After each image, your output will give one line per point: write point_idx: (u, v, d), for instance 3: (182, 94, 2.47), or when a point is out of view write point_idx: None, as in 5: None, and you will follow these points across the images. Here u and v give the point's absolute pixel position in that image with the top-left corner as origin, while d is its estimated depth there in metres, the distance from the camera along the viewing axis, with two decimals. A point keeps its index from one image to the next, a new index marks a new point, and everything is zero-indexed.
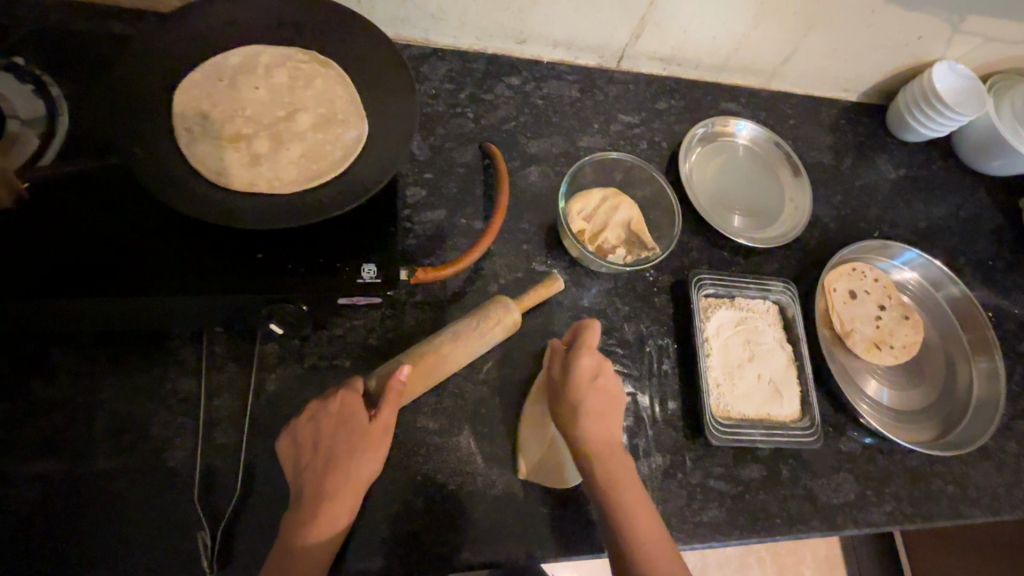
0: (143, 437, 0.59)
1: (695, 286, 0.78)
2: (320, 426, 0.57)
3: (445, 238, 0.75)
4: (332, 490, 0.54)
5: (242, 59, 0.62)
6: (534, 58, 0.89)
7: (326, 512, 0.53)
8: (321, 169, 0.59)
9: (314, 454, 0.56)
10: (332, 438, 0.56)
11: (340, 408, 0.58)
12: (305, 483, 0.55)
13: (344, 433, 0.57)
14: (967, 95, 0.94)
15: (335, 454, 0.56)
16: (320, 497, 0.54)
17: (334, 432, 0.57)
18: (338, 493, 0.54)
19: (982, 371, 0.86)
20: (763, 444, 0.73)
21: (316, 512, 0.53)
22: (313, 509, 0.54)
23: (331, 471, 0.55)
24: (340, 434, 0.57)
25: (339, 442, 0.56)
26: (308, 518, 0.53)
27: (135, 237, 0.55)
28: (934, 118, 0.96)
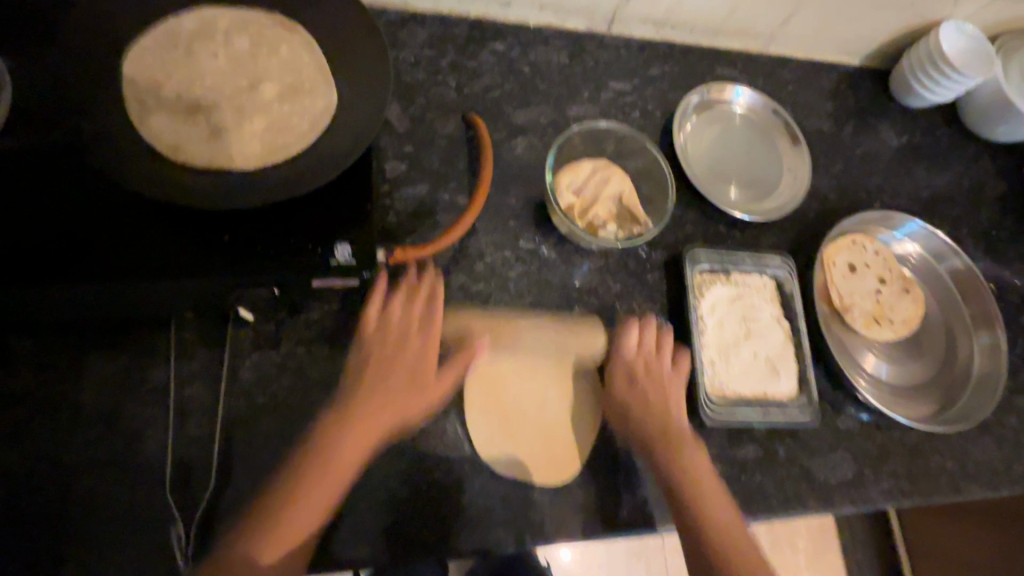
0: (114, 429, 0.56)
1: (689, 262, 0.75)
2: (376, 363, 0.61)
3: (427, 215, 0.71)
4: (363, 429, 0.56)
5: (199, 24, 0.57)
6: (519, 22, 0.84)
7: (338, 467, 0.54)
8: (287, 144, 0.55)
9: (358, 385, 0.59)
10: (384, 378, 0.60)
11: (401, 321, 0.63)
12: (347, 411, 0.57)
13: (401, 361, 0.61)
14: (963, 57, 0.90)
15: (384, 399, 0.59)
16: (351, 425, 0.56)
17: (385, 363, 0.61)
18: (362, 426, 0.57)
19: (983, 346, 0.84)
20: (759, 424, 0.71)
21: (339, 472, 0.54)
22: (331, 469, 0.54)
23: (372, 408, 0.58)
24: (393, 371, 0.61)
25: (395, 382, 0.60)
26: (325, 458, 0.54)
27: (88, 219, 0.51)
28: (941, 86, 0.93)
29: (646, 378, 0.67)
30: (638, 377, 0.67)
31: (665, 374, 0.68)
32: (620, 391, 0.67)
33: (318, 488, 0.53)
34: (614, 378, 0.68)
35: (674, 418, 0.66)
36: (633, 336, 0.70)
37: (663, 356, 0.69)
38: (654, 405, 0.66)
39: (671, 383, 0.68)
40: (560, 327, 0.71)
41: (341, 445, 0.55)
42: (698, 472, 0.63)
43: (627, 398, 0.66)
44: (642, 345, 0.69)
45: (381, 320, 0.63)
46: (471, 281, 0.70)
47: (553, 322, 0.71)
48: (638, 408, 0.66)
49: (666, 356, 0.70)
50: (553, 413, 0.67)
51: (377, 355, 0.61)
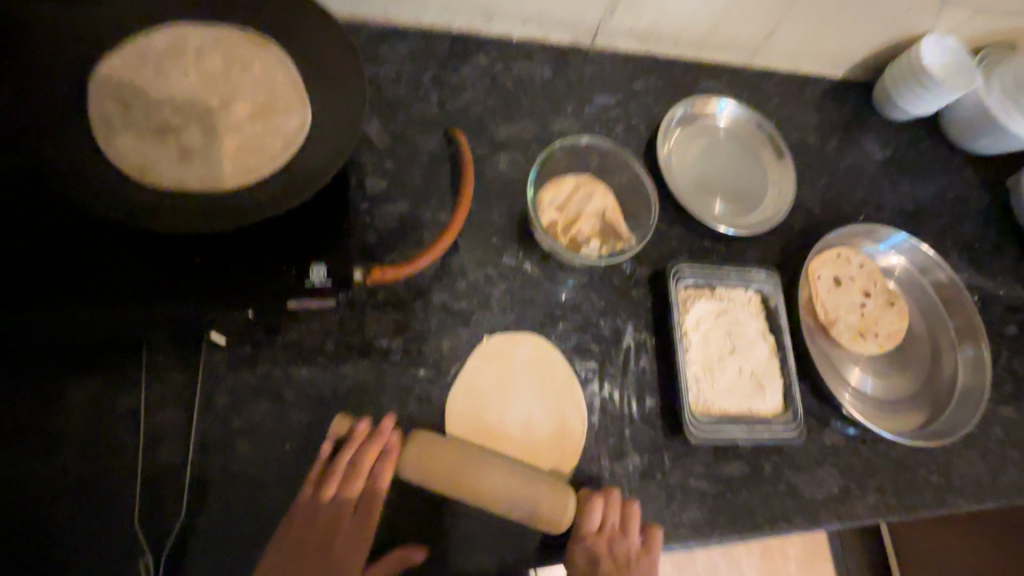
0: (81, 457, 0.54)
1: (673, 278, 0.75)
2: (303, 543, 0.55)
3: (408, 232, 0.70)
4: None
5: (169, 39, 0.55)
6: (502, 36, 0.83)
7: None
8: (259, 165, 0.54)
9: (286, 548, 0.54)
10: (313, 552, 0.54)
11: (335, 494, 0.57)
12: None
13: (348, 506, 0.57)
14: (945, 72, 0.90)
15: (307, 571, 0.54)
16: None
17: (321, 533, 0.55)
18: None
19: (967, 359, 0.84)
20: (745, 441, 0.70)
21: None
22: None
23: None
24: (327, 539, 0.55)
25: (324, 544, 0.55)
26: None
27: (53, 243, 0.49)
28: (926, 100, 0.93)
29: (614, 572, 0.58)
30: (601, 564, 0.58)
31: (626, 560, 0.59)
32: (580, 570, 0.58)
33: None
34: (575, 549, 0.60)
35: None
36: (600, 510, 0.60)
37: (631, 535, 0.60)
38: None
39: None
40: (545, 342, 0.70)
41: None
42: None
43: (581, 560, 0.59)
44: (607, 520, 0.61)
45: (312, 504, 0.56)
46: (453, 299, 0.69)
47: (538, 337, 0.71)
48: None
49: (631, 535, 0.60)
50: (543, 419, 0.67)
51: (311, 526, 0.56)
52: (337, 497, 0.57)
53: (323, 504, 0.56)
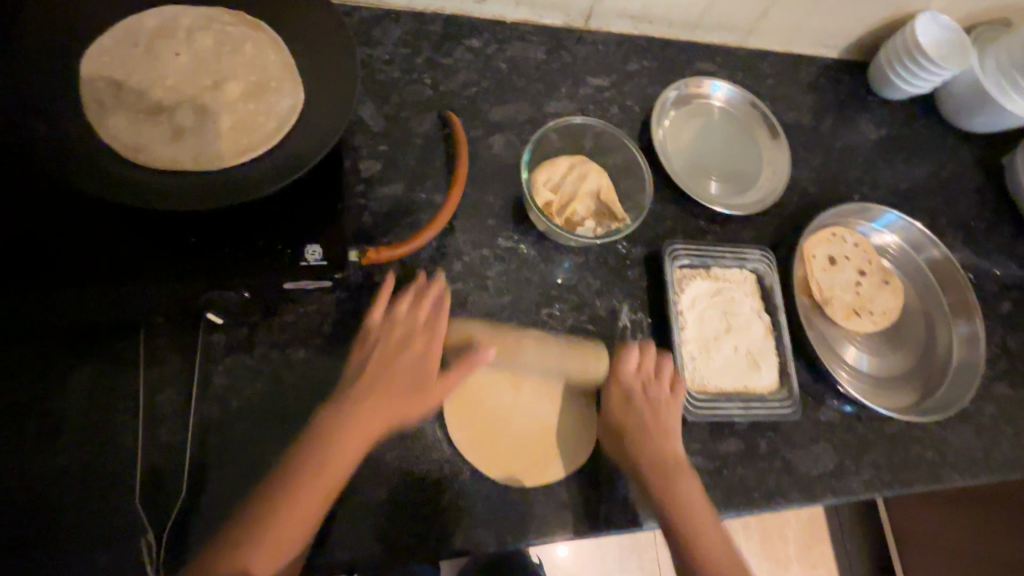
0: (81, 438, 0.55)
1: (669, 258, 0.75)
2: (384, 374, 0.59)
3: (405, 214, 0.70)
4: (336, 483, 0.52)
5: (160, 23, 0.56)
6: (496, 18, 0.83)
7: (300, 511, 0.50)
8: (252, 143, 0.54)
9: (374, 360, 0.60)
10: (390, 384, 0.59)
11: (403, 333, 0.62)
12: (334, 428, 0.55)
13: (389, 384, 0.59)
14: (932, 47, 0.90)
15: (394, 397, 0.58)
16: (366, 411, 0.56)
17: (401, 375, 0.59)
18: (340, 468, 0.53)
19: (962, 336, 0.84)
20: (741, 417, 0.71)
21: (355, 437, 0.54)
22: (338, 445, 0.53)
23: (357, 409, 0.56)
24: (407, 345, 0.61)
25: (389, 385, 0.59)
26: (291, 489, 0.51)
27: (48, 226, 0.50)
28: (916, 75, 0.93)
29: (644, 402, 0.66)
30: (638, 401, 0.66)
31: (663, 400, 0.67)
32: (611, 406, 0.66)
33: (297, 492, 0.51)
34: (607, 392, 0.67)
35: (666, 409, 0.66)
36: (632, 358, 0.69)
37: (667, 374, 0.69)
38: (654, 426, 0.65)
39: (663, 407, 0.66)
40: (546, 336, 0.70)
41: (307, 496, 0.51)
42: (668, 475, 0.63)
43: (655, 399, 0.67)
44: (643, 366, 0.69)
45: (384, 326, 0.62)
46: (449, 280, 0.70)
47: (535, 333, 0.70)
48: (626, 412, 0.65)
49: (663, 378, 0.68)
50: (545, 422, 0.66)
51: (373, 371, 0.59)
52: (415, 341, 0.62)
53: (385, 347, 0.61)
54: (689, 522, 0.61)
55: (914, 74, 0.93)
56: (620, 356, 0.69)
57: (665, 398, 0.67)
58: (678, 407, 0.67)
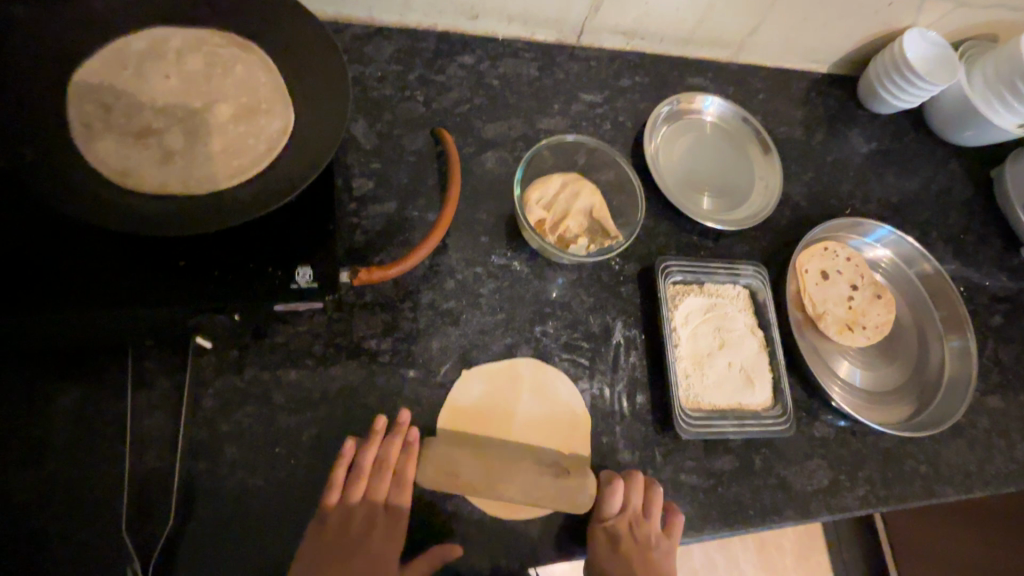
0: (66, 464, 0.54)
1: (661, 274, 0.75)
2: (353, 533, 0.56)
3: (397, 232, 0.70)
4: None
5: (148, 43, 0.56)
6: (488, 34, 0.83)
7: None
8: (242, 166, 0.54)
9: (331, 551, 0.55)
10: (364, 544, 0.56)
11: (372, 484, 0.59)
12: None
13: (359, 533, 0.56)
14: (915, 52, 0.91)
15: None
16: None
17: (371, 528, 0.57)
18: None
19: (954, 349, 0.85)
20: (735, 434, 0.71)
21: None
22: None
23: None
24: (360, 525, 0.57)
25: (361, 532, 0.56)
26: None
27: (33, 249, 0.49)
28: (899, 84, 0.93)
29: (638, 551, 0.61)
30: (627, 547, 0.61)
31: (655, 545, 0.63)
32: (601, 557, 0.60)
33: None
34: (593, 532, 0.62)
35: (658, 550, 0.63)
36: (618, 496, 0.63)
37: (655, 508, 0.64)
38: (648, 570, 0.61)
39: (661, 555, 0.63)
40: (540, 355, 0.70)
41: None
42: None
43: (649, 539, 0.62)
44: (629, 502, 0.63)
45: (337, 517, 0.57)
46: (442, 298, 0.69)
47: (528, 351, 0.70)
48: (616, 557, 0.61)
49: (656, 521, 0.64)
50: (540, 442, 0.66)
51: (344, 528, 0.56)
52: (380, 490, 0.59)
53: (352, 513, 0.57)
54: None
55: (897, 83, 0.94)
56: (607, 488, 0.63)
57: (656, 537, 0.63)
58: (671, 548, 0.63)
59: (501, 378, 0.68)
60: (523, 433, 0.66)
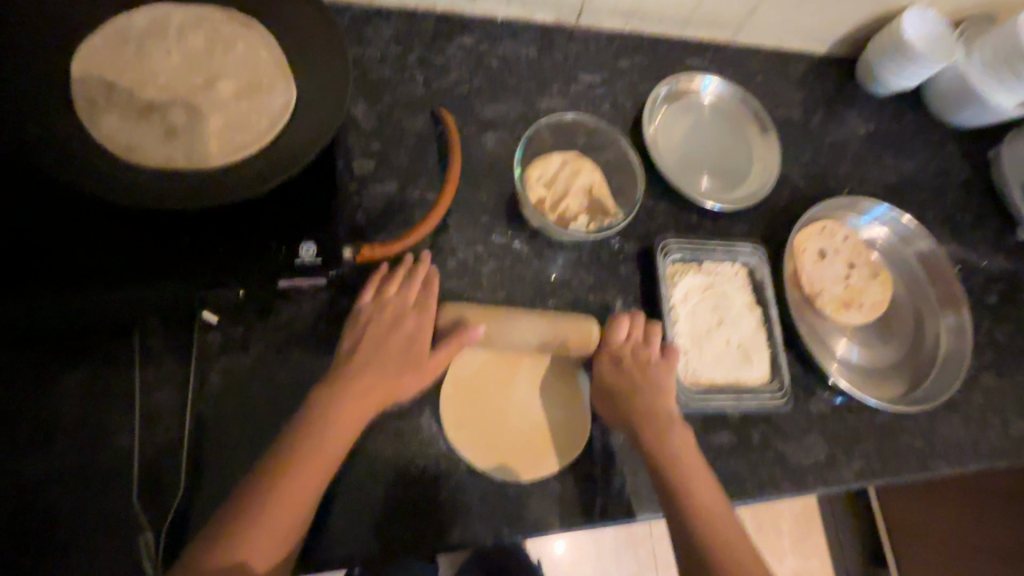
0: (76, 439, 0.55)
1: (660, 253, 0.76)
2: (369, 345, 0.60)
3: (398, 212, 0.71)
4: (324, 456, 0.53)
5: (151, 23, 0.56)
6: (487, 16, 0.83)
7: (292, 497, 0.50)
8: (245, 141, 0.54)
9: (361, 348, 0.60)
10: (376, 359, 0.59)
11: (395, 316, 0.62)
12: (324, 398, 0.56)
13: (378, 346, 0.60)
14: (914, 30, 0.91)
15: (383, 386, 0.58)
16: (352, 403, 0.56)
17: (387, 344, 0.61)
18: (325, 441, 0.53)
19: (949, 327, 0.86)
20: (733, 410, 0.72)
21: (337, 436, 0.54)
22: (335, 429, 0.54)
23: (341, 387, 0.57)
24: (399, 326, 0.62)
25: (383, 349, 0.60)
26: (270, 481, 0.50)
27: (41, 227, 0.50)
28: (895, 63, 0.94)
29: (635, 367, 0.66)
30: (627, 364, 0.67)
31: (654, 363, 0.67)
32: (606, 376, 0.66)
33: (288, 482, 0.51)
34: (599, 360, 0.68)
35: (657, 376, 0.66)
36: (624, 328, 0.69)
37: (658, 343, 0.69)
38: (640, 373, 0.66)
39: (662, 376, 0.66)
40: None
41: (299, 479, 0.51)
42: (675, 443, 0.62)
43: (648, 364, 0.67)
44: (632, 335, 0.69)
45: (368, 323, 0.62)
46: (443, 278, 0.70)
47: None
48: (615, 373, 0.66)
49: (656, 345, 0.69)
50: (545, 414, 0.66)
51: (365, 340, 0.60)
52: (397, 311, 0.63)
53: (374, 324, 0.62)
54: (700, 498, 0.59)
55: (893, 62, 0.94)
56: (609, 323, 0.70)
57: (651, 360, 0.67)
58: (671, 368, 0.67)
59: (503, 350, 0.68)
60: (522, 411, 0.66)
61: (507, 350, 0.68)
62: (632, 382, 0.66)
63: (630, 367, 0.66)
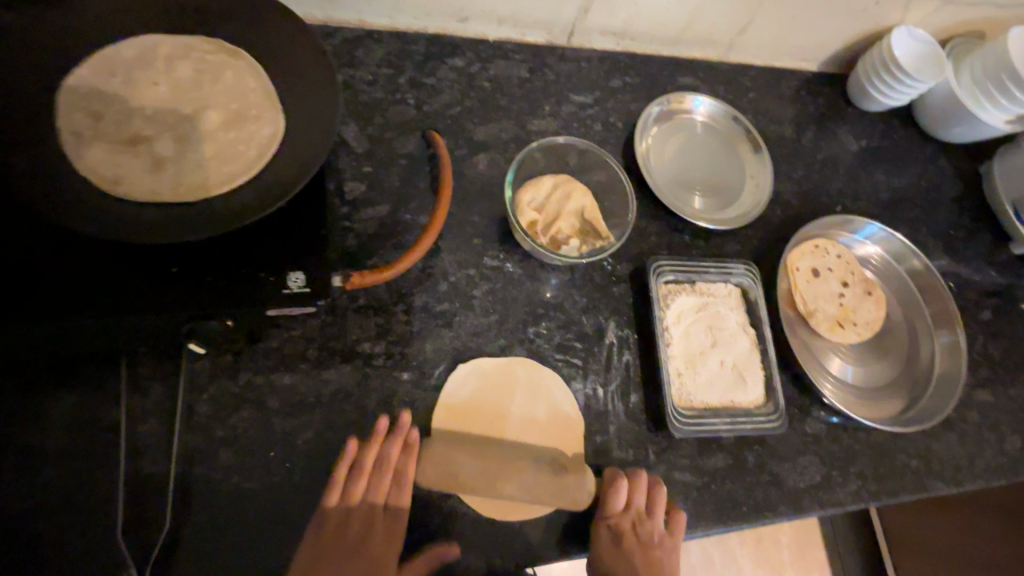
0: (60, 473, 0.54)
1: (654, 273, 0.76)
2: (347, 525, 0.57)
3: (389, 236, 0.70)
4: None
5: (137, 51, 0.56)
6: (478, 36, 0.83)
7: None
8: (233, 171, 0.54)
9: (338, 528, 0.57)
10: (358, 546, 0.57)
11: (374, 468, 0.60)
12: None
13: (356, 529, 0.57)
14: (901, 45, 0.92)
15: (361, 566, 0.55)
16: None
17: (366, 521, 0.58)
18: None
19: (944, 345, 0.86)
20: (729, 433, 0.71)
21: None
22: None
23: (319, 570, 0.54)
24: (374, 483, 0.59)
25: (362, 526, 0.57)
26: None
27: (24, 258, 0.49)
28: (883, 78, 0.94)
29: (637, 547, 0.62)
30: (628, 540, 0.62)
31: (658, 543, 0.64)
32: (604, 554, 0.61)
33: None
34: (596, 528, 0.63)
35: (656, 546, 0.64)
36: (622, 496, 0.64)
37: (659, 508, 0.65)
38: (647, 570, 0.62)
39: (662, 552, 0.64)
40: (535, 356, 0.71)
41: None
42: None
43: (649, 535, 0.63)
44: (632, 502, 0.64)
45: (344, 495, 0.58)
46: (435, 301, 0.70)
47: (522, 353, 0.70)
48: (617, 553, 0.62)
49: (659, 518, 0.65)
50: (535, 441, 0.66)
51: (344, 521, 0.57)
52: (382, 488, 0.60)
53: (352, 493, 0.58)
54: None
55: (881, 76, 0.94)
56: (609, 476, 0.65)
57: (651, 524, 0.64)
58: (674, 550, 0.65)
59: (493, 376, 0.68)
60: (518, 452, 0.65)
61: (494, 382, 0.68)
62: (632, 549, 0.62)
63: (634, 542, 0.63)
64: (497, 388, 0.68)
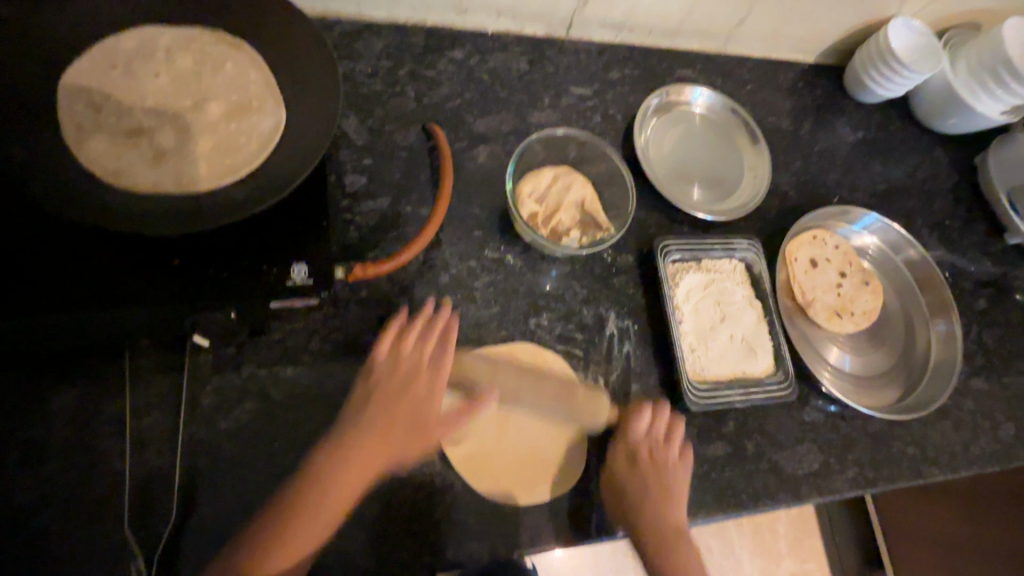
0: (66, 465, 0.54)
1: (661, 254, 0.76)
2: (382, 409, 0.61)
3: (391, 228, 0.70)
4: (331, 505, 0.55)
5: (137, 43, 0.56)
6: (477, 29, 0.83)
7: (304, 540, 0.53)
8: (235, 163, 0.54)
9: (374, 413, 0.60)
10: (393, 428, 0.60)
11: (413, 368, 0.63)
12: (334, 455, 0.57)
13: (391, 406, 0.61)
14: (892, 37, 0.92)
15: (399, 439, 0.60)
16: (358, 461, 0.57)
17: (404, 408, 0.61)
18: (335, 503, 0.55)
19: (940, 335, 0.87)
20: (743, 403, 0.73)
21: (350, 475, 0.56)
22: (335, 491, 0.55)
23: (355, 442, 0.58)
24: (411, 389, 0.62)
25: (398, 406, 0.61)
26: (279, 528, 0.53)
27: (26, 251, 0.49)
28: (879, 69, 0.95)
29: (649, 462, 0.66)
30: (642, 459, 0.66)
31: (670, 463, 0.68)
32: (617, 466, 0.66)
33: (296, 530, 0.53)
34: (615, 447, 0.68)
35: (667, 462, 0.67)
36: (645, 418, 0.69)
37: (674, 435, 0.69)
38: (658, 489, 0.65)
39: (673, 471, 0.67)
40: (538, 347, 0.71)
41: (307, 529, 0.53)
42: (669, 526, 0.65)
43: (661, 456, 0.67)
44: (653, 428, 0.69)
45: (382, 379, 0.62)
46: (437, 293, 0.70)
47: (524, 343, 0.71)
48: (632, 469, 0.66)
49: (672, 444, 0.69)
50: (543, 426, 0.67)
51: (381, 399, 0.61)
52: (416, 376, 0.63)
53: (389, 383, 0.62)
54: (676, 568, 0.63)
55: (876, 67, 0.95)
56: (631, 407, 0.70)
57: (663, 451, 0.68)
58: (684, 471, 0.68)
59: (499, 358, 0.68)
60: (524, 429, 0.66)
61: (502, 364, 0.68)
62: (645, 462, 0.66)
63: (649, 460, 0.66)
64: (505, 370, 0.68)
